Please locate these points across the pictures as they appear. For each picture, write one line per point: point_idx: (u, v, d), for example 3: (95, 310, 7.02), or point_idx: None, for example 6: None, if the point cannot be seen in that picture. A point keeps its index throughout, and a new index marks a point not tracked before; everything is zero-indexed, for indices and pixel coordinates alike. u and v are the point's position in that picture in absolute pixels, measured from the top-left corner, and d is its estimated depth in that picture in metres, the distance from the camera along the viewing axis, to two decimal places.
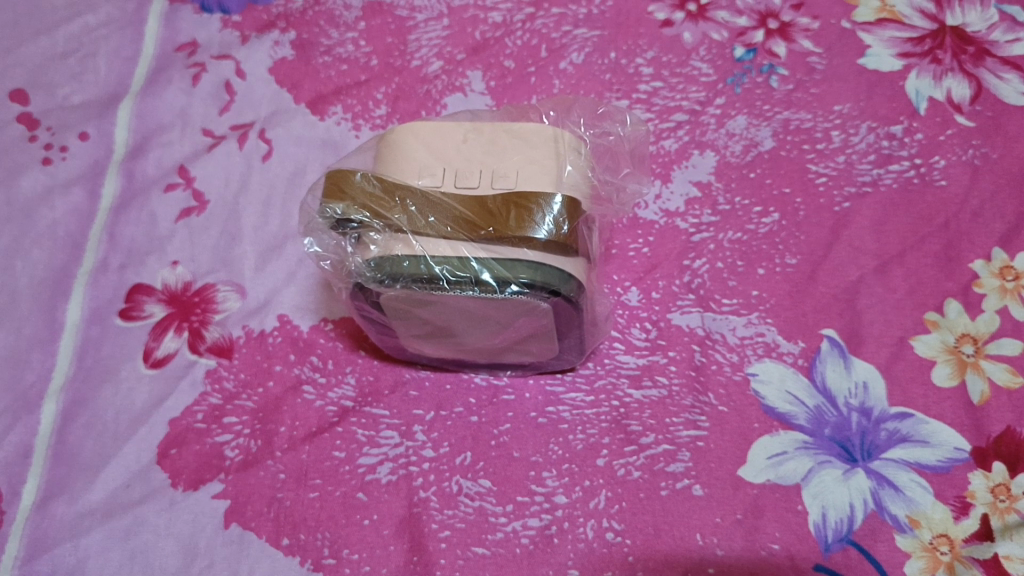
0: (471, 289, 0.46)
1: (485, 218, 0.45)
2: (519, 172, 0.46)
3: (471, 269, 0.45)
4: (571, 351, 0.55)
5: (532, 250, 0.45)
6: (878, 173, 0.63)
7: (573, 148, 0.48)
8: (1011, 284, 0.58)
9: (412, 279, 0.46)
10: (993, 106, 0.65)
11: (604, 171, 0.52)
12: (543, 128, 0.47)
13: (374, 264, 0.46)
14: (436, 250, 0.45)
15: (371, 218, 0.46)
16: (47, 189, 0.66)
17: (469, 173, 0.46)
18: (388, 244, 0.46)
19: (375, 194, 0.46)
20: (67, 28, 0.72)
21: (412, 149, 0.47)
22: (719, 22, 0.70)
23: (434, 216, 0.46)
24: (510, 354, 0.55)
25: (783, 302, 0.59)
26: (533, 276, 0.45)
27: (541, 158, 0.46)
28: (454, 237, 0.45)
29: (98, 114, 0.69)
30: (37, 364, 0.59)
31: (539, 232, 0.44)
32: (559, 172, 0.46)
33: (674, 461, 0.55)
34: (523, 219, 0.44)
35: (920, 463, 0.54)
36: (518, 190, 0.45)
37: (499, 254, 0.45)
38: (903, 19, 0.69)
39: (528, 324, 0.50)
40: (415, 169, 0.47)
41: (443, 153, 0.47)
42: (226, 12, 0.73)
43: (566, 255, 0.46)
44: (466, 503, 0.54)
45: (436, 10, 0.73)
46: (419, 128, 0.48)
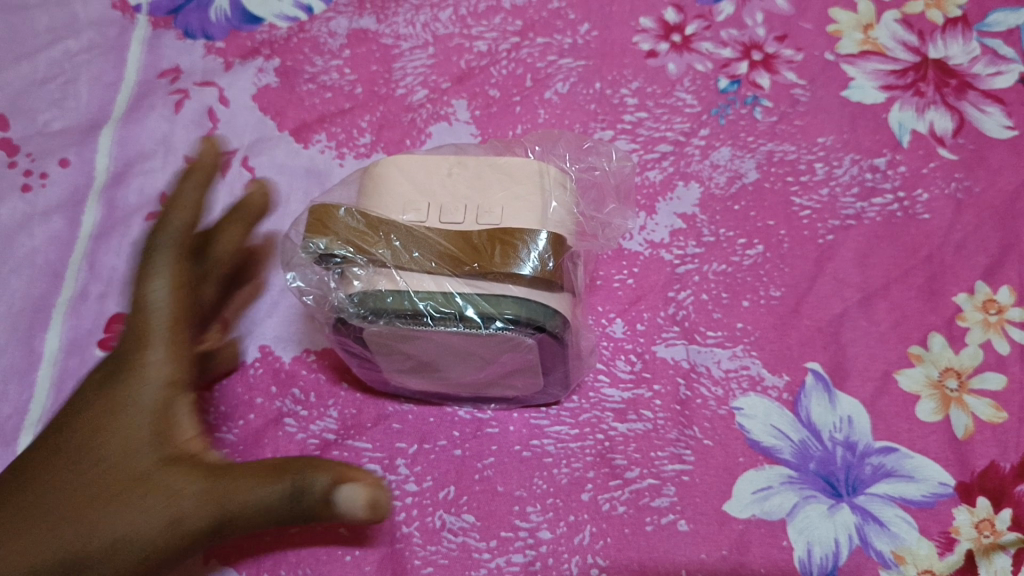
0: (454, 323, 0.45)
1: (471, 254, 0.45)
2: (503, 208, 0.46)
3: (456, 305, 0.45)
4: (557, 384, 0.55)
5: (518, 286, 0.45)
6: (861, 206, 0.64)
7: (558, 183, 0.47)
8: (994, 317, 0.59)
9: (396, 314, 0.45)
10: (976, 138, 0.65)
11: (587, 205, 0.52)
12: (527, 162, 0.46)
13: (357, 299, 0.46)
14: (420, 285, 0.45)
15: (354, 252, 0.45)
16: (26, 216, 0.65)
17: (454, 208, 0.46)
18: (372, 279, 0.45)
19: (357, 228, 0.46)
20: (47, 53, 0.71)
21: (395, 182, 0.47)
22: (703, 53, 0.70)
23: (419, 252, 0.45)
24: (496, 387, 0.55)
25: (768, 335, 0.59)
26: (516, 311, 0.45)
27: (526, 193, 0.46)
28: (438, 271, 0.45)
29: (79, 140, 0.68)
30: (14, 396, 0.59)
31: (522, 267, 0.44)
32: (544, 209, 0.46)
33: (660, 495, 0.54)
34: (508, 255, 0.44)
35: (905, 498, 0.54)
36: (504, 227, 0.45)
37: (483, 290, 0.45)
38: (886, 51, 0.70)
39: (514, 360, 0.50)
40: (399, 203, 0.47)
41: (427, 187, 0.47)
42: (210, 39, 0.72)
43: (549, 290, 0.46)
44: (450, 539, 0.53)
45: (422, 38, 0.72)
46: (403, 160, 0.47)
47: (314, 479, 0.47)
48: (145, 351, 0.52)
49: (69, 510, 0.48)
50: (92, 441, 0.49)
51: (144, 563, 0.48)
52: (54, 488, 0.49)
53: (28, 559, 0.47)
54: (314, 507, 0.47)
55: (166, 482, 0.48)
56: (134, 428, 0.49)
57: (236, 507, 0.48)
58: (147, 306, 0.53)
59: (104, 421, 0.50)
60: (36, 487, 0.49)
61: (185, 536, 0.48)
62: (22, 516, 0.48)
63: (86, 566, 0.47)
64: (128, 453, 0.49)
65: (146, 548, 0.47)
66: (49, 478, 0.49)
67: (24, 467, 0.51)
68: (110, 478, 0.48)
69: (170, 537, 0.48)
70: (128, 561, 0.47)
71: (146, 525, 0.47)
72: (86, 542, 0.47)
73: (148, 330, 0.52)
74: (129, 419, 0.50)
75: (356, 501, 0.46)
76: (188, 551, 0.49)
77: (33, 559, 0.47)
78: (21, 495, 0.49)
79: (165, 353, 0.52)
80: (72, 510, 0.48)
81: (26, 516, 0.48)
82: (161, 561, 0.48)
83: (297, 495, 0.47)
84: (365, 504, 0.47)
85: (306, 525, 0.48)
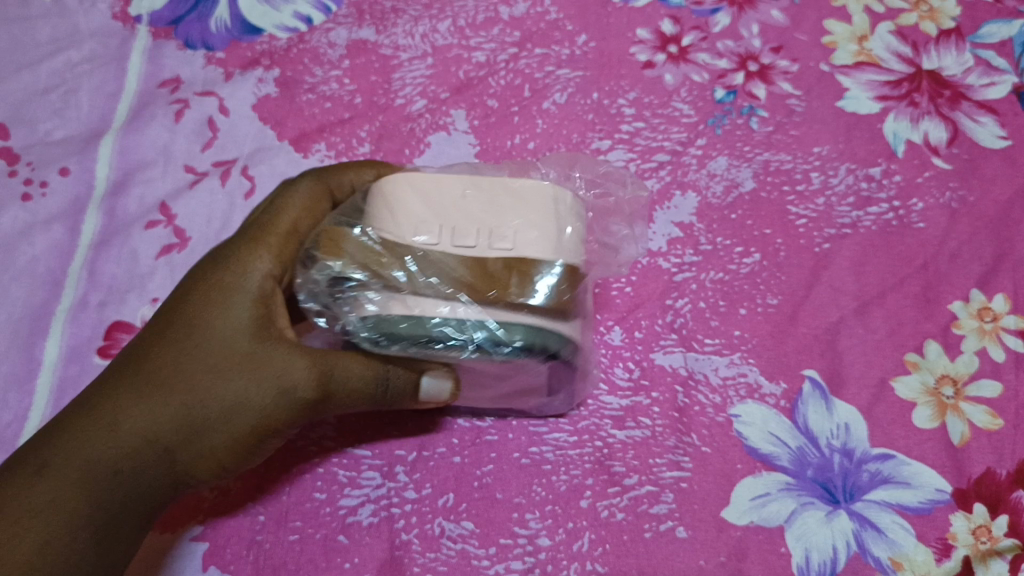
0: (467, 349, 0.45)
1: (487, 282, 0.45)
2: (518, 233, 0.46)
3: (470, 332, 0.45)
4: (564, 393, 0.56)
5: (534, 314, 0.46)
6: (857, 215, 0.64)
7: (573, 209, 0.48)
8: (989, 325, 0.60)
9: (410, 340, 0.45)
10: (970, 149, 0.66)
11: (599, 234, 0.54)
12: (543, 186, 0.47)
13: (371, 322, 0.45)
14: (434, 309, 0.45)
15: (369, 277, 0.46)
16: (26, 224, 0.65)
17: (468, 232, 0.46)
18: (386, 303, 0.45)
19: (373, 251, 0.46)
20: (49, 63, 0.71)
21: (409, 204, 0.47)
22: (700, 64, 0.71)
23: (434, 277, 0.45)
24: (507, 399, 0.55)
25: (765, 342, 0.59)
26: (527, 339, 0.45)
27: (542, 219, 0.46)
28: (452, 296, 0.45)
29: (79, 150, 0.68)
30: (13, 404, 0.59)
31: (534, 296, 0.45)
32: (559, 236, 0.46)
33: (658, 502, 0.54)
34: (525, 285, 0.45)
35: (902, 504, 0.54)
36: (519, 255, 0.45)
37: (495, 317, 0.45)
38: (880, 62, 0.70)
39: (526, 379, 0.51)
40: (413, 225, 0.46)
41: (441, 209, 0.46)
42: (210, 49, 0.72)
43: (558, 320, 0.47)
44: (449, 546, 0.54)
45: (421, 49, 0.73)
46: (416, 182, 0.47)
47: (399, 371, 0.50)
48: (249, 254, 0.51)
49: (183, 376, 0.48)
50: (199, 318, 0.49)
51: (256, 433, 0.49)
52: (171, 358, 0.48)
53: (148, 424, 0.47)
54: (401, 394, 0.51)
55: (281, 357, 0.49)
56: (244, 307, 0.50)
57: (341, 378, 0.49)
58: (273, 220, 0.54)
59: (216, 302, 0.50)
60: (148, 357, 0.49)
61: (296, 409, 0.49)
62: (138, 381, 0.48)
63: (203, 435, 0.48)
64: (241, 332, 0.49)
65: (260, 420, 0.49)
66: (165, 348, 0.49)
67: (140, 335, 0.51)
68: (224, 351, 0.49)
69: (283, 411, 0.49)
70: (241, 431, 0.49)
71: (259, 396, 0.48)
72: (205, 408, 0.48)
73: (262, 236, 0.53)
74: (235, 305, 0.50)
75: (446, 381, 0.51)
76: (293, 428, 0.51)
77: (151, 423, 0.47)
78: (142, 361, 0.49)
79: (282, 249, 0.52)
80: (191, 380, 0.48)
81: (142, 378, 0.48)
82: (270, 434, 0.50)
83: (385, 374, 0.50)
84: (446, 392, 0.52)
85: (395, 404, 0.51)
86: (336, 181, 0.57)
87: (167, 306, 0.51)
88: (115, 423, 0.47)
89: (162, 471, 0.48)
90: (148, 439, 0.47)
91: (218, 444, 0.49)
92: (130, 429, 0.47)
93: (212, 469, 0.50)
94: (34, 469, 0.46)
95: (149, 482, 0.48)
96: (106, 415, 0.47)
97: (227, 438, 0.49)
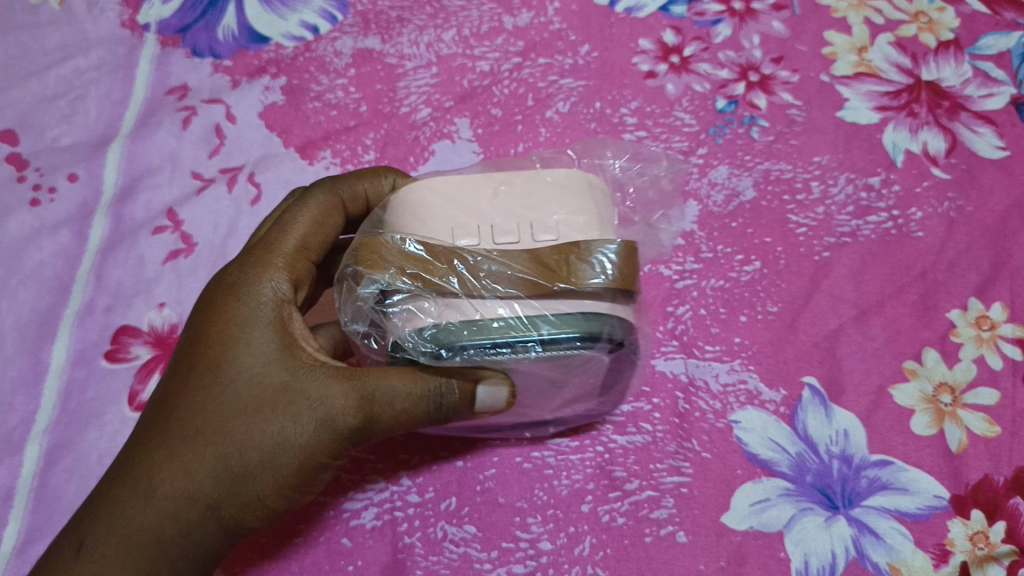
0: (534, 349, 0.44)
1: (544, 274, 0.44)
2: (561, 221, 0.46)
3: (535, 328, 0.44)
4: (610, 387, 0.55)
5: (594, 300, 0.45)
6: (857, 224, 0.65)
7: (604, 192, 0.48)
8: (986, 334, 0.60)
9: (474, 347, 0.44)
10: (968, 159, 0.67)
11: (643, 212, 0.58)
12: (574, 174, 0.47)
13: (428, 334, 0.44)
14: (492, 311, 0.44)
15: (420, 286, 0.44)
16: (35, 229, 0.66)
17: (509, 228, 0.46)
18: (442, 312, 0.44)
19: (419, 257, 0.45)
20: (57, 71, 0.72)
21: (442, 209, 0.46)
22: (701, 74, 0.72)
23: (490, 278, 0.44)
24: (564, 408, 0.55)
25: (765, 349, 0.60)
26: (593, 327, 0.44)
27: (580, 204, 0.46)
28: (509, 294, 0.44)
29: (87, 156, 0.69)
30: (20, 407, 0.59)
31: (595, 279, 0.44)
32: (599, 217, 0.46)
33: (659, 507, 0.55)
34: (580, 269, 0.44)
35: (900, 510, 0.55)
36: (568, 240, 0.45)
37: (557, 310, 0.44)
38: (880, 73, 0.71)
39: (585, 376, 0.50)
40: (450, 229, 0.46)
41: (476, 209, 0.46)
42: (217, 58, 0.73)
43: (621, 300, 0.46)
44: (451, 549, 0.54)
45: (425, 58, 0.74)
46: (443, 187, 0.47)
47: (456, 384, 0.47)
48: (256, 279, 0.50)
49: (211, 423, 0.47)
50: (218, 360, 0.48)
51: (301, 469, 0.48)
52: (194, 411, 0.48)
53: (185, 486, 0.47)
54: (458, 406, 0.47)
55: (312, 388, 0.47)
56: (262, 340, 0.48)
57: (384, 400, 0.47)
58: (281, 240, 0.52)
59: (232, 343, 0.49)
60: (176, 409, 0.48)
61: (338, 439, 0.47)
62: (166, 442, 0.48)
63: (247, 482, 0.47)
64: (263, 368, 0.48)
65: (304, 456, 0.47)
66: (189, 403, 0.48)
67: (165, 386, 0.50)
68: (249, 393, 0.47)
69: (323, 442, 0.47)
70: (285, 472, 0.47)
71: (296, 433, 0.47)
72: (241, 457, 0.47)
73: (268, 257, 0.51)
74: (252, 341, 0.48)
75: (501, 386, 0.48)
76: (341, 458, 0.49)
77: (188, 485, 0.47)
78: (168, 421, 0.48)
79: (292, 266, 0.52)
80: (220, 430, 0.47)
81: (170, 438, 0.48)
82: (316, 468, 0.48)
83: (439, 395, 0.47)
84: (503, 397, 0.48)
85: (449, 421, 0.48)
86: (348, 191, 0.55)
87: (183, 353, 0.50)
88: (151, 490, 0.47)
89: (209, 526, 0.48)
90: (188, 500, 0.47)
91: (263, 490, 0.47)
92: (166, 494, 0.47)
93: (262, 513, 0.49)
94: (79, 542, 0.47)
95: (200, 539, 0.48)
96: (143, 483, 0.47)
97: (271, 481, 0.47)
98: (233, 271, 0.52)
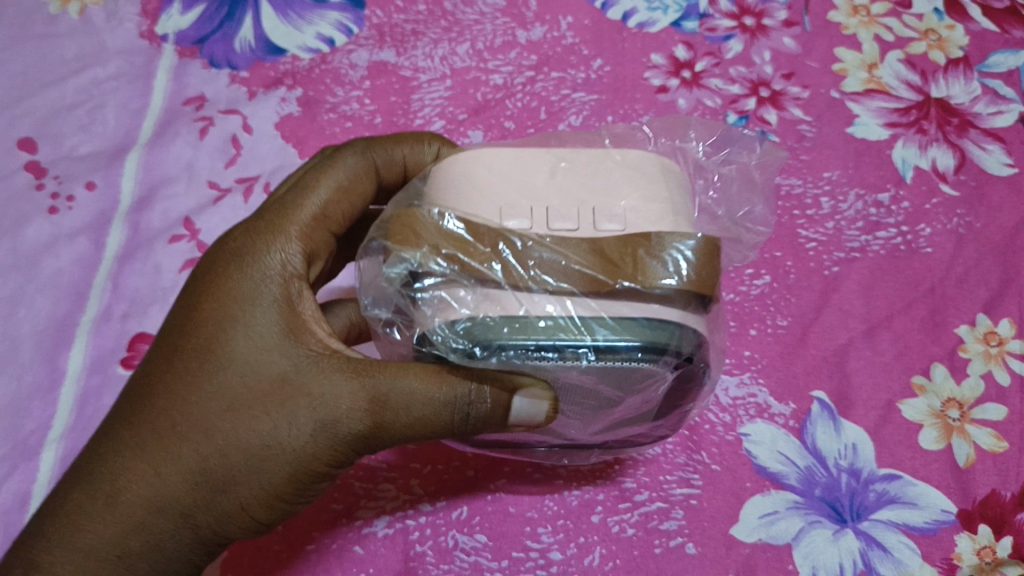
0: (585, 356, 0.39)
1: (605, 267, 0.39)
2: (628, 210, 0.41)
3: (589, 333, 0.39)
4: (666, 412, 0.50)
5: (660, 302, 0.39)
6: (866, 239, 0.65)
7: (679, 179, 0.43)
8: (995, 350, 0.61)
9: (513, 348, 0.39)
10: (977, 176, 0.68)
11: (727, 206, 0.48)
12: (648, 157, 0.42)
13: (461, 328, 0.39)
14: (540, 308, 0.39)
15: (457, 270, 0.39)
16: (53, 237, 0.67)
17: (566, 212, 0.41)
18: (480, 303, 0.39)
19: (456, 234, 0.40)
20: (75, 80, 0.73)
21: (490, 182, 0.41)
22: (713, 89, 0.72)
23: (538, 268, 0.39)
24: (609, 433, 0.51)
25: (774, 363, 0.61)
26: (657, 337, 0.39)
27: (653, 191, 0.41)
28: (561, 289, 0.39)
29: (105, 165, 0.70)
30: (37, 412, 0.60)
31: (666, 279, 0.39)
32: (672, 209, 0.41)
33: (668, 519, 0.55)
34: (647, 267, 0.39)
35: (908, 524, 0.55)
36: (633, 233, 0.40)
37: (619, 313, 0.39)
38: (889, 90, 0.72)
39: (640, 398, 0.45)
40: (497, 206, 0.41)
41: (530, 188, 0.41)
42: (234, 69, 0.74)
43: (694, 308, 0.41)
44: (462, 558, 0.55)
45: (440, 70, 0.74)
46: (494, 157, 0.42)
47: (488, 391, 0.43)
48: (264, 250, 0.46)
49: (198, 419, 0.43)
50: (209, 345, 0.44)
51: (294, 477, 0.44)
52: (175, 402, 0.44)
53: (158, 490, 0.43)
54: (488, 417, 0.44)
55: (315, 384, 0.43)
56: (259, 327, 0.45)
57: (398, 403, 0.43)
58: (299, 204, 0.48)
59: (225, 328, 0.45)
60: (155, 399, 0.44)
61: (338, 444, 0.44)
62: (140, 437, 0.43)
63: (228, 488, 0.43)
64: (261, 359, 0.44)
65: (297, 462, 0.43)
66: (169, 393, 0.44)
67: (141, 368, 0.46)
68: (241, 385, 0.43)
69: (321, 447, 0.43)
70: (274, 478, 0.43)
71: (290, 434, 0.43)
72: (224, 459, 0.43)
73: (281, 223, 0.47)
74: (251, 324, 0.45)
75: (543, 401, 0.44)
76: (340, 465, 0.45)
77: (162, 489, 0.43)
78: (141, 411, 0.44)
79: (309, 236, 0.47)
80: (204, 427, 0.43)
81: (144, 435, 0.43)
82: (310, 475, 0.44)
83: (466, 403, 0.43)
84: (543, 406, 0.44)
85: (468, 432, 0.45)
86: (383, 156, 0.51)
87: (170, 332, 0.46)
88: (112, 496, 0.43)
89: (183, 536, 0.44)
90: (159, 507, 0.43)
91: (247, 498, 0.44)
92: (130, 501, 0.43)
93: (244, 523, 0.45)
94: (27, 564, 0.43)
95: (171, 550, 0.44)
96: (104, 486, 0.43)
97: (257, 488, 0.44)
98: (236, 238, 0.47)
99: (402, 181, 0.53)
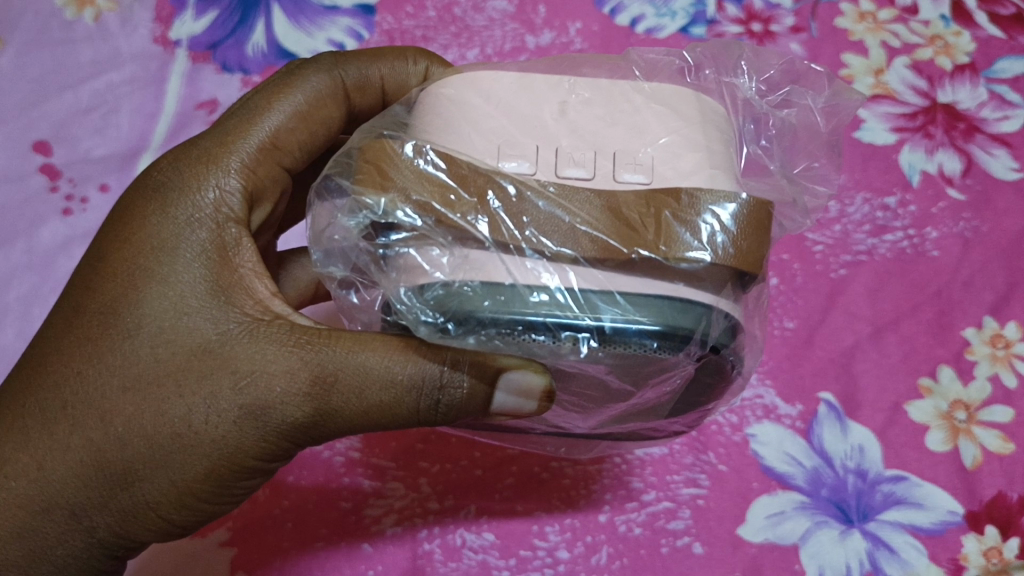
0: (589, 341, 0.39)
1: (624, 233, 0.39)
2: (654, 155, 0.40)
3: (592, 311, 0.38)
4: (681, 411, 0.50)
5: (682, 282, 0.39)
6: (872, 242, 0.66)
7: (717, 118, 0.43)
8: (1001, 352, 0.61)
9: (496, 327, 0.38)
10: (984, 180, 0.68)
11: (780, 159, 0.47)
12: (682, 94, 0.42)
13: (433, 297, 0.39)
14: (534, 278, 0.38)
15: (432, 226, 0.39)
16: (67, 237, 0.68)
17: (580, 154, 0.40)
18: (458, 267, 0.39)
19: (437, 179, 0.39)
20: (90, 85, 0.74)
21: (495, 121, 0.41)
22: None
23: (535, 228, 0.39)
24: (615, 427, 0.50)
25: (782, 365, 0.61)
26: (674, 321, 0.39)
27: (687, 132, 0.41)
28: (561, 255, 0.39)
29: (119, 168, 0.71)
30: None
31: (694, 251, 0.39)
32: (707, 153, 0.41)
33: (675, 518, 0.56)
34: (667, 233, 0.39)
35: (914, 525, 0.56)
36: (659, 187, 0.40)
37: (627, 290, 0.39)
38: (896, 95, 0.72)
39: (652, 393, 0.44)
40: (497, 147, 0.41)
41: (536, 127, 0.41)
42: (246, 73, 0.75)
43: (728, 291, 0.40)
44: (470, 556, 0.55)
45: None
46: (501, 92, 0.42)
47: (463, 375, 0.42)
48: (196, 186, 0.47)
49: (100, 403, 0.43)
50: (117, 312, 0.44)
51: (210, 474, 0.43)
52: (69, 381, 0.43)
53: (47, 483, 0.43)
54: (462, 405, 0.43)
55: (242, 361, 0.42)
56: (180, 291, 0.44)
57: (342, 381, 0.42)
58: (247, 133, 0.50)
59: (139, 289, 0.44)
60: (53, 375, 0.44)
61: (266, 433, 0.43)
62: (30, 420, 0.43)
63: (129, 484, 0.43)
64: (177, 326, 0.43)
65: (215, 455, 0.43)
66: (69, 372, 0.44)
67: (38, 338, 0.46)
68: (155, 361, 0.43)
69: (246, 436, 0.43)
70: (184, 473, 0.43)
71: (205, 421, 0.42)
72: (122, 451, 0.42)
73: (218, 156, 0.48)
74: (169, 285, 0.44)
75: (531, 401, 0.42)
76: (273, 456, 0.44)
77: (54, 483, 0.43)
78: (33, 392, 0.44)
79: (248, 170, 0.49)
80: (103, 409, 0.43)
81: (34, 418, 0.43)
82: (230, 472, 0.43)
83: (438, 389, 0.42)
84: (529, 398, 0.42)
85: (424, 420, 0.44)
86: (354, 76, 0.54)
87: (76, 296, 0.46)
88: None
89: (78, 536, 0.44)
90: (50, 502, 0.43)
91: (153, 494, 0.43)
92: (10, 498, 0.43)
93: (151, 523, 0.44)
94: None
95: (66, 553, 0.44)
96: None
97: (162, 486, 0.43)
98: (164, 171, 0.48)
99: (380, 101, 0.56)
